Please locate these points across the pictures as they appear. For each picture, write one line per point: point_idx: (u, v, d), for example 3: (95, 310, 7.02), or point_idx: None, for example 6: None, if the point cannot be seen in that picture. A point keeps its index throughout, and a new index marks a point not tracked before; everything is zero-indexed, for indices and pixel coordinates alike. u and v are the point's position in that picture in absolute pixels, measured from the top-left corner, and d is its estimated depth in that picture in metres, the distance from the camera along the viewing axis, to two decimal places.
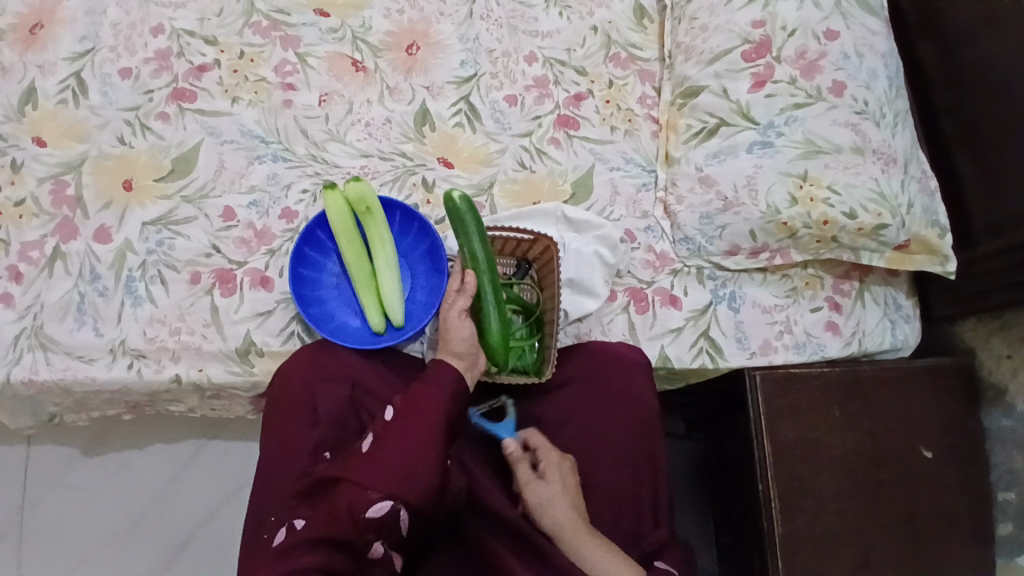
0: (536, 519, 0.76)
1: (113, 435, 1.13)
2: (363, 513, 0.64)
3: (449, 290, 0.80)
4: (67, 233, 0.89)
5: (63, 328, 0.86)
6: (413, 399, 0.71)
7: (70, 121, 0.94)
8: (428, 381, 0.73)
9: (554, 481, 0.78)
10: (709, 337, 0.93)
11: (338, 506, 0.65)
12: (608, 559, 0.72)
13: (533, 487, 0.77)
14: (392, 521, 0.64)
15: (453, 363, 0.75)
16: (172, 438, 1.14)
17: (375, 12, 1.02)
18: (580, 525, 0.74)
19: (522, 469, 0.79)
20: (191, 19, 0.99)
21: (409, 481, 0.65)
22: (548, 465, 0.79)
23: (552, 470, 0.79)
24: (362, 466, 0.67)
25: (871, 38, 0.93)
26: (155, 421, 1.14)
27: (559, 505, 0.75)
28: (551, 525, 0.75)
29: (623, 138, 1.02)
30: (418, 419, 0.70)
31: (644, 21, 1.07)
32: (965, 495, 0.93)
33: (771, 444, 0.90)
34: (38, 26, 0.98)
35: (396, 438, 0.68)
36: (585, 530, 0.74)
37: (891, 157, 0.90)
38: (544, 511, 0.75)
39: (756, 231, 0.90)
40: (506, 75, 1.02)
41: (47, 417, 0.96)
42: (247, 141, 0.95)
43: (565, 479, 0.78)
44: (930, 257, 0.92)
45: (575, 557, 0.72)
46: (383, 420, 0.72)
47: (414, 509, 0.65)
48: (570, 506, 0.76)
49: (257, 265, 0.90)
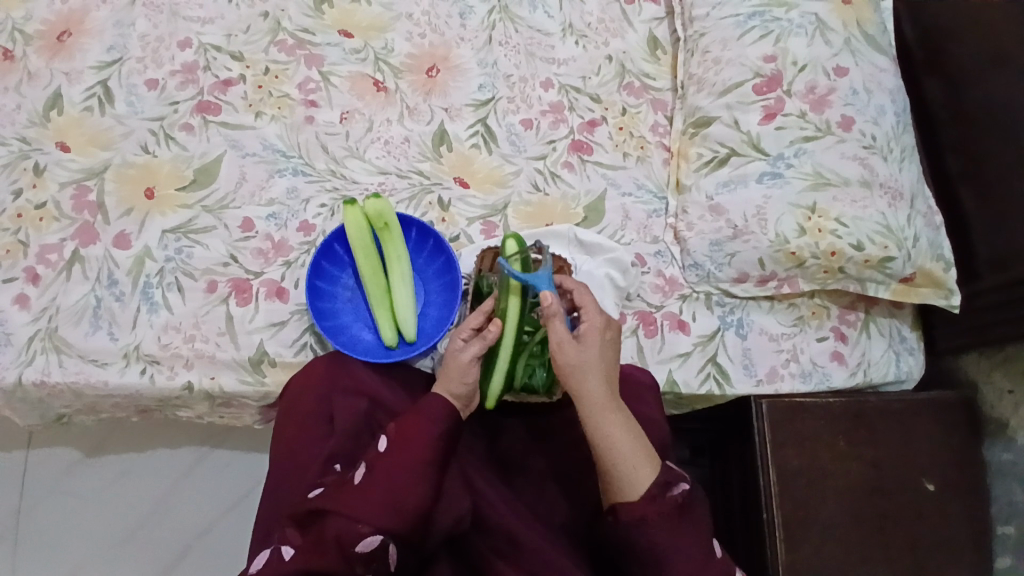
0: (567, 382, 0.70)
1: (114, 441, 1.13)
2: (352, 547, 0.65)
3: (467, 329, 0.79)
4: (86, 238, 0.90)
5: (77, 331, 0.87)
6: (403, 429, 0.71)
7: (95, 129, 0.96)
8: (418, 409, 0.72)
9: (593, 348, 0.70)
10: (717, 362, 0.94)
11: (326, 536, 0.65)
12: (628, 444, 0.67)
13: (563, 350, 0.69)
14: (381, 555, 0.65)
15: (449, 400, 0.74)
16: (175, 441, 1.14)
17: (397, 34, 1.05)
18: (609, 401, 0.69)
19: (556, 327, 0.70)
20: (218, 35, 1.02)
21: (397, 515, 0.67)
22: (587, 328, 0.71)
23: (591, 335, 0.71)
24: (352, 497, 0.67)
25: (879, 76, 0.96)
26: (159, 426, 1.13)
27: (595, 375, 0.69)
28: (580, 392, 0.69)
29: (635, 165, 1.04)
30: (409, 450, 0.70)
31: (657, 52, 1.10)
32: (968, 526, 0.94)
33: (776, 472, 0.91)
34: (66, 34, 1.00)
35: (387, 471, 0.69)
36: (615, 407, 0.69)
37: (897, 193, 0.92)
38: (577, 379, 0.69)
39: (764, 259, 0.92)
40: (522, 100, 1.04)
41: (55, 417, 0.96)
42: (269, 155, 0.97)
43: (604, 350, 0.71)
44: (934, 290, 0.94)
45: (595, 432, 0.68)
46: (375, 449, 0.71)
47: (402, 541, 0.67)
48: (604, 379, 0.70)
49: (274, 276, 0.91)
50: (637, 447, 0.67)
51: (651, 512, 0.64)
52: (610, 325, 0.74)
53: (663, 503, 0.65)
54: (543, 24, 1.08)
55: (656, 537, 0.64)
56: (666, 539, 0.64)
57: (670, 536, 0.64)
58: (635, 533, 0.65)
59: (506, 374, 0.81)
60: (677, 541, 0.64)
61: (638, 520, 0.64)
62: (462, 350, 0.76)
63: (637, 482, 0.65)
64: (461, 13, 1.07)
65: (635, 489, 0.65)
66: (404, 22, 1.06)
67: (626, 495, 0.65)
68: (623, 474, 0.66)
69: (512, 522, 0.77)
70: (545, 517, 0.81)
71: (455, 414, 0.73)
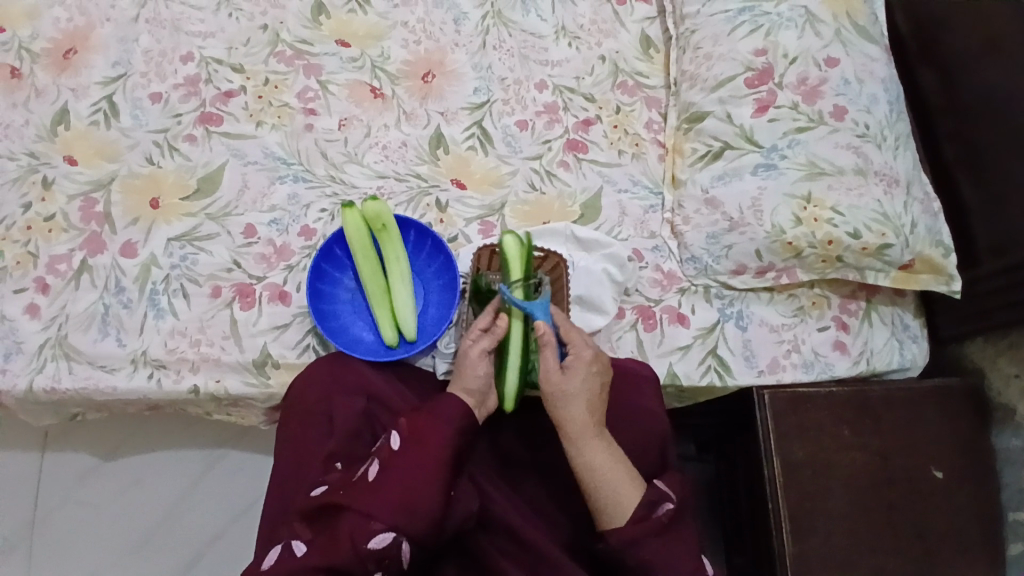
0: (553, 408, 0.75)
1: (135, 441, 1.15)
2: (365, 543, 0.65)
3: (476, 327, 0.80)
4: (94, 247, 0.93)
5: (86, 338, 0.89)
6: (417, 426, 0.73)
7: (102, 142, 0.99)
8: (432, 408, 0.74)
9: (577, 379, 0.75)
10: (717, 355, 0.94)
11: (339, 532, 0.66)
12: (610, 470, 0.72)
13: (549, 377, 0.75)
14: (393, 552, 0.66)
15: (462, 398, 0.75)
16: (194, 441, 1.16)
17: (393, 42, 1.07)
18: (591, 428, 0.74)
19: (547, 355, 0.75)
20: (219, 48, 1.04)
21: (411, 513, 0.67)
22: (575, 360, 0.76)
23: (578, 367, 0.76)
24: (365, 493, 0.68)
25: (871, 65, 0.97)
26: (177, 425, 1.15)
27: (579, 404, 0.74)
28: (563, 421, 0.74)
29: (630, 162, 1.05)
30: (422, 447, 0.71)
31: (649, 51, 1.12)
32: (979, 514, 0.93)
33: (781, 463, 0.91)
34: (72, 52, 1.03)
35: (402, 469, 0.70)
36: (597, 436, 0.74)
37: (893, 179, 0.92)
38: (561, 405, 0.74)
39: (761, 250, 0.92)
40: (517, 102, 1.06)
41: (68, 417, 0.98)
42: (270, 163, 0.99)
43: (588, 380, 0.76)
44: (934, 276, 0.94)
45: (579, 457, 0.73)
46: (388, 447, 0.72)
47: (416, 540, 0.67)
48: (588, 408, 0.74)
49: (276, 280, 0.93)
50: (620, 471, 0.72)
51: (642, 533, 0.68)
52: (599, 359, 0.78)
53: (651, 523, 0.69)
54: (536, 27, 1.10)
55: (648, 555, 0.68)
56: (658, 556, 0.68)
57: (660, 557, 0.68)
58: (626, 555, 0.68)
59: (520, 373, 0.80)
60: (671, 558, 0.69)
61: (630, 541, 0.68)
62: (472, 345, 0.78)
63: (622, 501, 0.70)
64: (456, 19, 1.09)
65: (621, 511, 0.70)
66: (399, 29, 1.08)
67: (609, 518, 0.70)
68: (606, 495, 0.71)
69: (515, 519, 0.78)
70: (546, 511, 0.81)
71: (469, 416, 0.74)
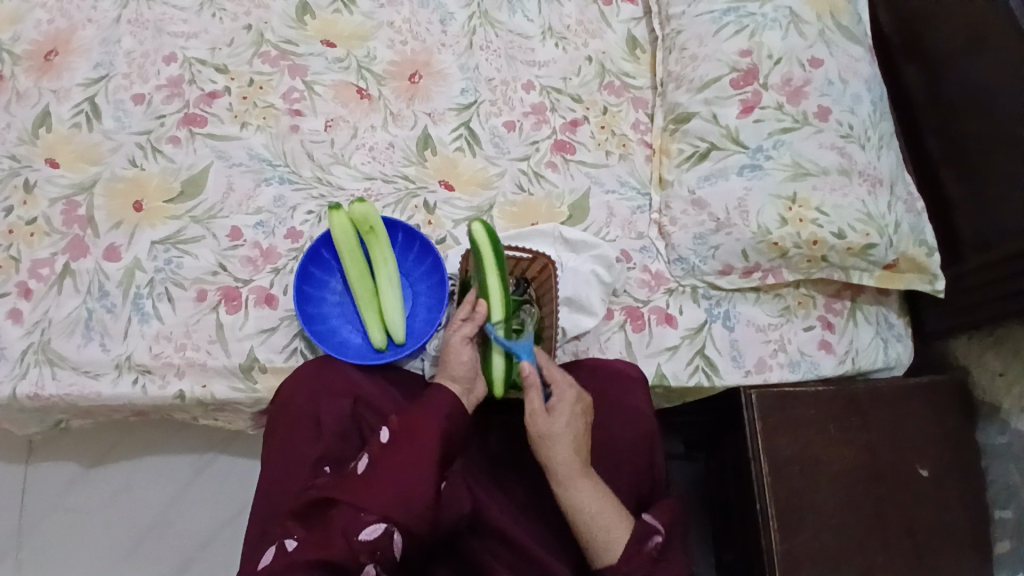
0: (539, 450, 0.75)
1: (121, 447, 1.14)
2: (358, 535, 0.65)
3: (455, 317, 0.83)
4: (77, 251, 0.92)
5: (70, 343, 0.88)
6: (407, 421, 0.73)
7: (84, 145, 0.97)
8: (423, 403, 0.75)
9: (561, 421, 0.76)
10: (705, 355, 0.95)
11: (332, 526, 0.65)
12: (598, 508, 0.72)
13: (534, 419, 0.75)
14: (385, 544, 0.66)
15: (449, 386, 0.77)
16: (182, 446, 1.15)
17: (379, 42, 1.07)
18: (577, 467, 0.74)
19: (531, 396, 0.76)
20: (203, 49, 1.03)
21: (403, 505, 0.67)
22: (558, 403, 0.77)
23: (561, 409, 0.77)
24: (358, 487, 0.68)
25: (855, 65, 0.97)
26: (164, 431, 1.14)
27: (562, 445, 0.75)
28: (549, 461, 0.74)
29: (617, 162, 1.05)
30: (412, 440, 0.72)
31: (635, 51, 1.12)
32: (964, 509, 0.94)
33: (769, 460, 0.91)
34: (53, 53, 1.02)
35: (392, 463, 0.70)
36: (583, 475, 0.74)
37: (877, 179, 0.93)
38: (545, 449, 0.75)
39: (747, 251, 0.93)
40: (504, 103, 1.05)
41: (53, 425, 0.97)
42: (255, 164, 0.98)
43: (572, 421, 0.76)
44: (918, 275, 0.95)
45: (566, 498, 0.73)
46: (379, 442, 0.73)
47: (408, 531, 0.67)
48: (573, 449, 0.75)
49: (263, 283, 0.92)
50: (608, 509, 0.72)
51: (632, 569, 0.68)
52: (580, 402, 0.79)
53: (641, 557, 0.69)
54: (523, 27, 1.10)
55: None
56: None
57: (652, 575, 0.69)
58: None
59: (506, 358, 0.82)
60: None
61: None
62: (455, 331, 0.82)
63: (610, 538, 0.70)
64: (441, 20, 1.09)
65: (610, 551, 0.70)
66: (385, 30, 1.08)
67: (600, 557, 0.70)
68: (595, 534, 0.70)
69: (504, 521, 0.78)
70: (535, 514, 0.81)
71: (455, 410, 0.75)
